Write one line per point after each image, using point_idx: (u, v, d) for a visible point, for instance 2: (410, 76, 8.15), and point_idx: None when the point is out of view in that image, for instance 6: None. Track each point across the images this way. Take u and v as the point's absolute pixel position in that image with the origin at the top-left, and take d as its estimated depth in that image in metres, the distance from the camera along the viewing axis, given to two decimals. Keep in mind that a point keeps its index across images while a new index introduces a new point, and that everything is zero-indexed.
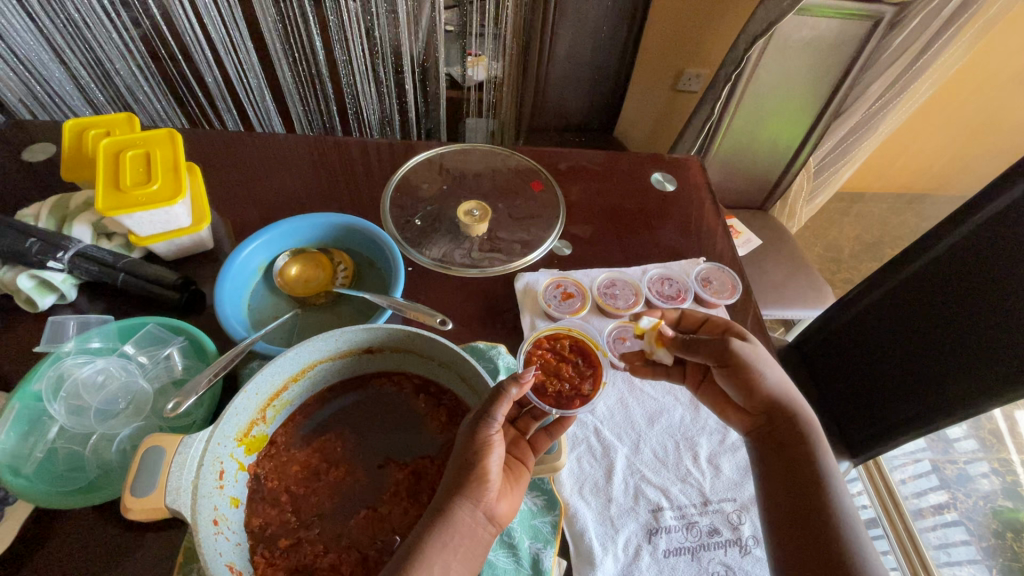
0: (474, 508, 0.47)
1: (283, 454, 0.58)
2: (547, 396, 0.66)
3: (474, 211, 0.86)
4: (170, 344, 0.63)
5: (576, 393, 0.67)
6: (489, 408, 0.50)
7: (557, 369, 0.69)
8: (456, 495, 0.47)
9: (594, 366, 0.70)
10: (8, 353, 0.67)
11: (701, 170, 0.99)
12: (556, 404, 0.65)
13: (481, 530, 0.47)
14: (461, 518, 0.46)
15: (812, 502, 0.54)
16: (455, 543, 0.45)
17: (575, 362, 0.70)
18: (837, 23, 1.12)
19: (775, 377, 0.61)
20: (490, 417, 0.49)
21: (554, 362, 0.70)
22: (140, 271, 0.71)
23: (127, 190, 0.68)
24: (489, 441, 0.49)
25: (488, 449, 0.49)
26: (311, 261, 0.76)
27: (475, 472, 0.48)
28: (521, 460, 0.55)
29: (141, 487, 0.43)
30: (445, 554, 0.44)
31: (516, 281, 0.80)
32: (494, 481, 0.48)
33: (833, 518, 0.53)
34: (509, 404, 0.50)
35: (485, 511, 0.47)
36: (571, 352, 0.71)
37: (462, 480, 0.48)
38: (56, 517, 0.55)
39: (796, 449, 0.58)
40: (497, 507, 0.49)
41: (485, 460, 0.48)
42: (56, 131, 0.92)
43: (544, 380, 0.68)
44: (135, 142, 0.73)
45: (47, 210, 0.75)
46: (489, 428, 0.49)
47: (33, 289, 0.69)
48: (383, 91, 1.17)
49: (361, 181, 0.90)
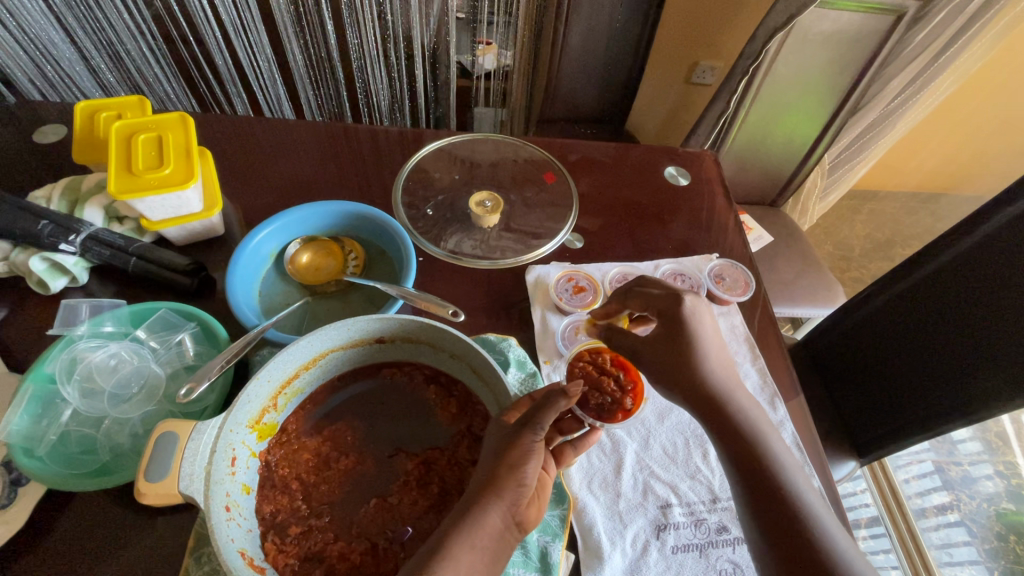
0: (504, 510, 0.46)
1: (294, 442, 0.58)
2: (589, 409, 0.65)
3: (486, 201, 0.84)
4: (182, 329, 0.62)
5: (617, 406, 0.66)
6: (533, 417, 0.49)
7: (599, 382, 0.67)
8: (487, 494, 0.46)
9: (635, 382, 0.68)
10: (22, 335, 0.68)
11: (714, 164, 0.98)
12: (598, 418, 0.65)
13: (507, 535, 0.45)
14: (490, 520, 0.45)
15: (783, 505, 0.50)
16: (481, 544, 0.44)
17: (616, 375, 0.69)
18: (857, 16, 1.10)
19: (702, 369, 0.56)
20: (535, 425, 0.48)
21: (596, 375, 0.68)
22: (151, 256, 0.71)
23: (140, 174, 0.68)
24: (533, 448, 0.48)
25: (526, 457, 0.47)
26: (322, 249, 0.76)
27: (513, 475, 0.47)
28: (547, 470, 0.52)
29: (156, 472, 0.44)
30: (470, 554, 0.43)
31: (527, 273, 0.79)
32: (528, 487, 0.47)
33: (809, 527, 0.49)
34: (557, 415, 0.49)
35: (513, 515, 0.46)
36: (612, 366, 0.70)
37: (495, 479, 0.47)
38: (69, 498, 0.56)
39: (755, 446, 0.52)
40: (525, 513, 0.47)
41: (520, 466, 0.47)
42: (67, 113, 0.92)
43: (586, 392, 0.66)
44: (148, 125, 0.73)
45: (60, 192, 0.76)
46: (533, 435, 0.48)
47: (45, 271, 0.69)
48: (393, 76, 1.17)
49: (372, 168, 0.89)
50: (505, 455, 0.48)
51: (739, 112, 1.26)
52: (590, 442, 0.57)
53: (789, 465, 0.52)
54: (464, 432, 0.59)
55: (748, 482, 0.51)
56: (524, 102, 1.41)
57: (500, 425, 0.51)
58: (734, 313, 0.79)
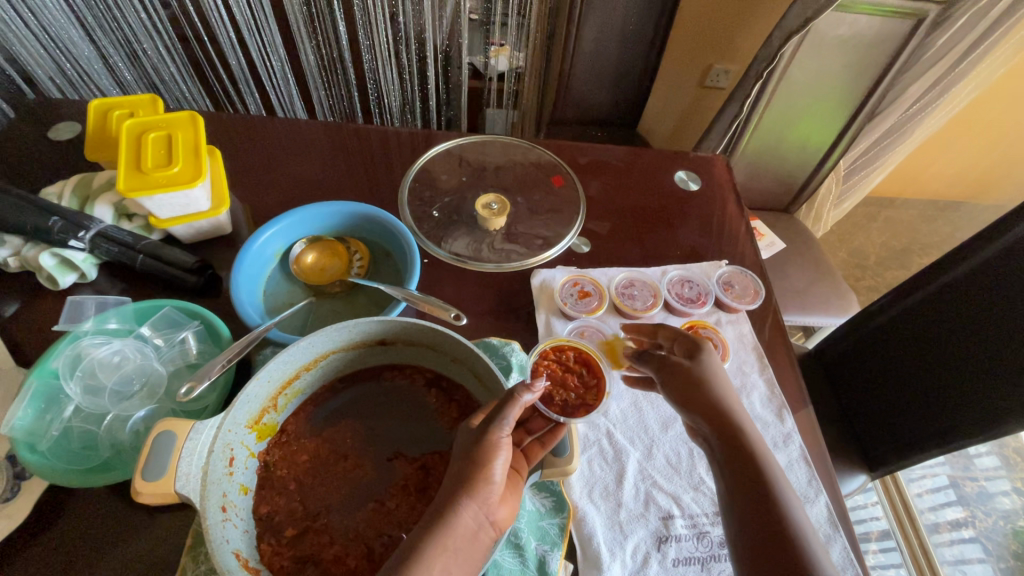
0: (477, 509, 0.45)
1: (294, 443, 0.58)
2: (552, 404, 0.63)
3: (493, 204, 0.84)
4: (186, 327, 0.62)
5: (581, 402, 0.64)
6: (499, 412, 0.48)
7: (563, 379, 0.66)
8: (459, 494, 0.45)
9: (600, 378, 0.67)
10: (31, 329, 0.69)
11: (726, 170, 0.96)
12: (563, 413, 0.62)
13: (481, 535, 0.44)
14: (463, 520, 0.44)
15: (778, 531, 0.47)
16: (453, 546, 0.43)
17: (580, 372, 0.68)
18: (876, 20, 1.08)
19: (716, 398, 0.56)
20: (500, 420, 0.48)
21: (559, 372, 0.67)
22: (158, 253, 0.72)
23: (149, 172, 0.69)
24: (500, 444, 0.48)
25: (493, 453, 0.47)
26: (327, 249, 0.76)
27: (480, 472, 0.46)
28: (518, 471, 0.51)
29: (152, 470, 0.44)
30: (444, 557, 0.42)
31: (533, 277, 0.78)
32: (496, 485, 0.46)
33: (807, 561, 0.45)
34: (521, 409, 0.48)
35: (486, 514, 0.45)
36: (576, 362, 0.69)
37: (465, 478, 0.46)
38: (71, 493, 0.56)
39: (757, 470, 0.51)
40: (498, 511, 0.46)
41: (489, 464, 0.46)
42: (84, 111, 0.93)
43: (550, 390, 0.64)
44: (158, 123, 0.74)
45: (71, 188, 0.76)
46: (499, 431, 0.48)
47: (55, 267, 0.70)
48: (405, 76, 1.17)
49: (380, 169, 0.89)
50: (472, 452, 0.47)
51: (753, 117, 1.24)
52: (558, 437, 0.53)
53: (793, 499, 0.50)
54: None
55: (742, 508, 0.50)
56: (535, 104, 1.40)
57: (467, 428, 0.51)
58: (742, 321, 0.77)
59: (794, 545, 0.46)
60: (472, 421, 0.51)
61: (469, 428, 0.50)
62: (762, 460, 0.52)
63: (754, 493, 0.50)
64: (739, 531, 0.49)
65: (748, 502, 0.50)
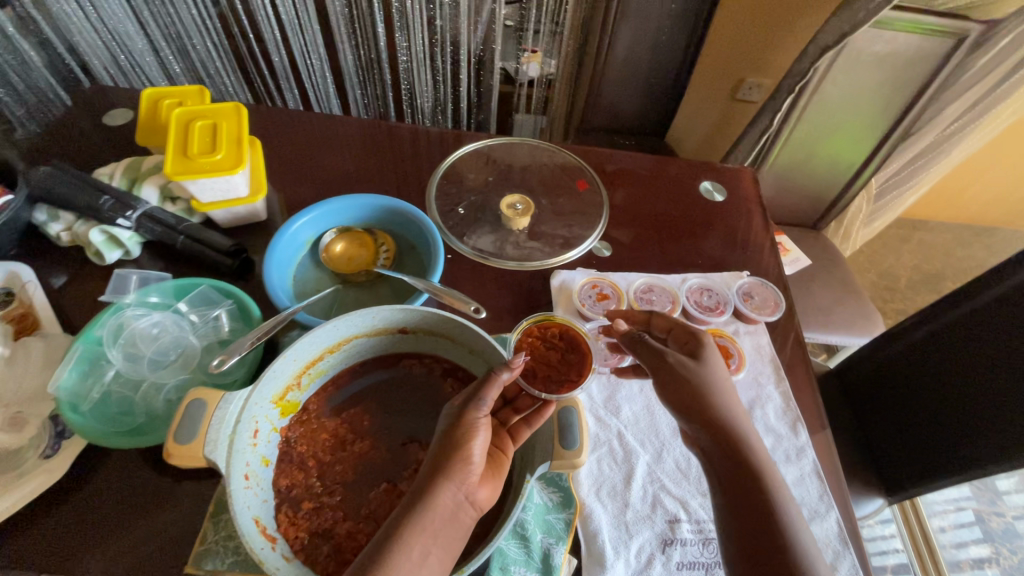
0: (456, 488, 0.47)
1: (314, 422, 0.60)
2: (536, 380, 0.66)
3: (517, 205, 0.86)
4: (220, 305, 0.65)
5: (564, 378, 0.67)
6: (478, 393, 0.51)
7: (545, 356, 0.69)
8: (438, 476, 0.47)
9: (583, 355, 0.69)
10: (78, 301, 0.73)
11: (752, 183, 0.96)
12: (546, 389, 0.65)
13: (460, 514, 0.46)
14: (442, 500, 0.46)
15: (771, 531, 0.50)
16: (432, 527, 0.44)
17: (562, 349, 0.70)
18: (915, 38, 1.06)
19: (717, 398, 0.57)
20: (479, 399, 0.51)
21: (542, 349, 0.70)
22: (198, 235, 0.76)
23: (194, 157, 0.73)
24: (478, 423, 0.50)
25: (472, 433, 0.49)
26: (356, 240, 0.79)
27: (458, 452, 0.48)
28: (502, 449, 0.53)
29: (184, 435, 0.47)
30: (423, 536, 0.44)
31: (553, 277, 0.80)
32: (476, 464, 0.48)
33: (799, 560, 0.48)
34: (499, 388, 0.52)
35: (466, 492, 0.47)
36: (559, 339, 0.71)
37: (443, 461, 0.48)
38: (106, 455, 0.60)
39: (754, 471, 0.53)
40: (476, 491, 0.48)
41: (468, 443, 0.49)
42: (136, 99, 0.99)
43: (533, 366, 0.67)
44: (205, 112, 0.78)
45: (122, 170, 0.81)
46: (477, 411, 0.51)
47: (103, 243, 0.74)
48: (438, 78, 1.21)
49: (410, 166, 0.91)
50: (453, 432, 0.50)
51: (782, 132, 1.23)
52: (543, 416, 0.53)
53: (788, 500, 0.52)
54: None
55: (739, 509, 0.52)
56: (564, 110, 1.42)
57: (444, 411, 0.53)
58: (760, 333, 0.77)
59: (786, 545, 0.49)
60: (451, 404, 0.54)
61: (450, 409, 0.52)
62: (762, 463, 0.54)
63: (750, 501, 0.52)
64: (735, 537, 0.51)
65: (744, 504, 0.52)
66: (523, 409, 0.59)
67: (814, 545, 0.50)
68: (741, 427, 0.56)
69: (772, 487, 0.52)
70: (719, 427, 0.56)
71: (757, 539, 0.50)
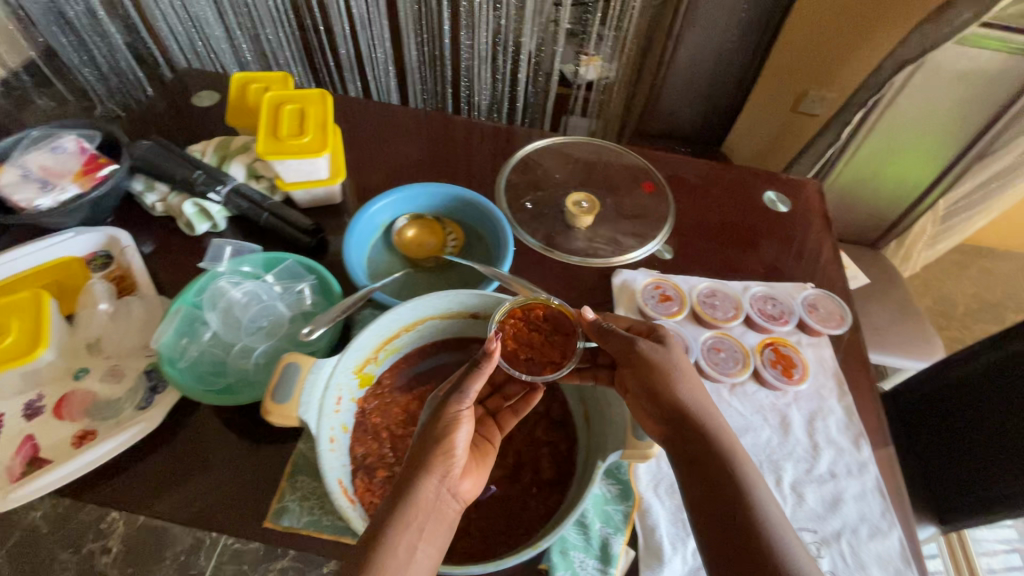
0: (439, 481, 0.49)
1: (387, 395, 0.63)
2: (518, 363, 0.61)
3: (582, 202, 0.87)
4: (304, 280, 0.68)
5: (548, 360, 0.62)
6: (461, 385, 0.54)
7: (528, 339, 0.63)
8: (420, 470, 0.49)
9: (566, 337, 0.64)
10: (168, 268, 0.78)
11: (818, 195, 0.95)
12: (529, 370, 0.61)
13: (444, 506, 0.49)
14: (424, 493, 0.48)
15: (742, 519, 0.47)
16: (418, 522, 0.46)
17: (545, 329, 0.64)
18: (998, 56, 1.03)
19: (682, 385, 0.55)
20: (463, 391, 0.53)
21: (524, 331, 0.63)
22: (281, 213, 0.81)
23: (284, 139, 0.77)
24: (460, 416, 0.52)
25: (453, 426, 0.52)
26: (427, 227, 0.81)
27: (441, 446, 0.50)
28: (488, 440, 0.58)
29: (281, 395, 0.51)
30: (410, 532, 0.45)
31: (614, 276, 0.81)
32: (457, 456, 0.51)
33: (773, 548, 0.45)
34: (483, 378, 0.54)
35: (449, 486, 0.50)
36: (540, 318, 0.65)
37: (426, 455, 0.50)
38: (194, 409, 0.64)
39: (722, 458, 0.51)
40: (460, 484, 0.51)
41: (450, 437, 0.51)
42: (223, 82, 1.04)
43: (514, 348, 0.62)
44: (294, 97, 0.83)
45: (213, 148, 0.86)
46: (459, 403, 0.53)
47: (195, 215, 0.79)
48: (498, 77, 1.25)
49: (478, 159, 0.94)
50: (436, 426, 0.52)
51: (847, 146, 1.21)
52: (532, 403, 0.60)
53: (760, 487, 0.49)
54: (541, 415, 0.63)
55: (710, 499, 0.49)
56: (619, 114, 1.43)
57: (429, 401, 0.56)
58: (823, 346, 0.76)
59: (758, 533, 0.46)
60: (436, 395, 0.56)
61: (436, 401, 0.55)
62: (731, 450, 0.51)
63: (726, 494, 0.49)
64: (711, 533, 0.48)
65: (714, 493, 0.49)
66: (510, 399, 0.62)
67: (790, 532, 0.47)
68: (707, 415, 0.54)
69: (743, 474, 0.50)
70: (685, 415, 0.53)
71: (728, 529, 0.47)
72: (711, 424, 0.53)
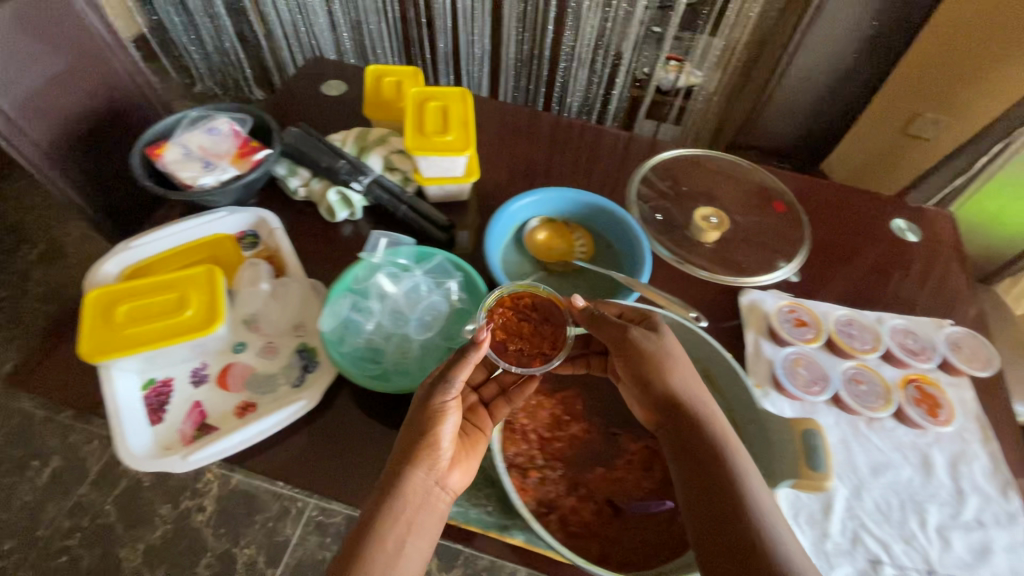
0: (425, 473, 0.51)
1: (533, 398, 0.64)
2: (507, 354, 0.61)
3: (711, 218, 0.85)
4: (451, 277, 0.70)
5: (537, 351, 0.61)
6: (449, 374, 0.54)
7: (515, 329, 0.63)
8: (407, 463, 0.51)
9: (557, 329, 0.63)
10: (309, 253, 0.81)
11: (953, 227, 0.91)
12: (517, 362, 0.60)
13: (430, 496, 0.51)
14: (410, 485, 0.50)
15: (726, 503, 0.47)
16: (406, 518, 0.49)
17: (535, 319, 0.64)
18: None
19: (671, 371, 0.55)
20: (448, 381, 0.54)
21: (515, 321, 0.64)
22: (418, 207, 0.83)
23: (429, 135, 0.79)
24: (444, 408, 0.54)
25: (439, 419, 0.53)
26: (556, 231, 0.82)
27: (424, 439, 0.52)
28: (480, 429, 0.58)
29: (458, 391, 0.55)
30: (398, 525, 0.48)
31: (742, 295, 0.79)
32: (443, 450, 0.53)
33: (757, 533, 0.45)
34: (469, 364, 0.54)
35: (435, 477, 0.52)
36: (533, 309, 0.65)
37: (413, 449, 0.52)
38: (341, 393, 0.67)
39: (710, 445, 0.50)
40: (446, 477, 0.53)
41: (435, 431, 0.52)
42: (349, 73, 1.07)
43: (504, 338, 0.62)
44: (436, 94, 0.85)
45: (352, 138, 0.89)
46: (444, 395, 0.54)
47: (337, 202, 0.82)
48: (592, 78, 1.38)
49: (600, 165, 0.93)
50: (422, 417, 0.53)
51: None
52: (528, 391, 0.62)
53: (749, 473, 0.49)
54: None
55: (696, 485, 0.49)
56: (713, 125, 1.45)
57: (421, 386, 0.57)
58: (964, 386, 0.74)
59: (746, 519, 0.45)
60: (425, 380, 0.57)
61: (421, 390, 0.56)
62: (722, 437, 0.51)
63: (720, 483, 0.48)
64: (701, 520, 0.47)
65: (700, 478, 0.49)
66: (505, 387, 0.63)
67: (781, 520, 0.46)
68: (697, 403, 0.54)
69: (728, 459, 0.49)
70: (675, 402, 0.54)
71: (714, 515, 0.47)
72: (704, 412, 0.53)
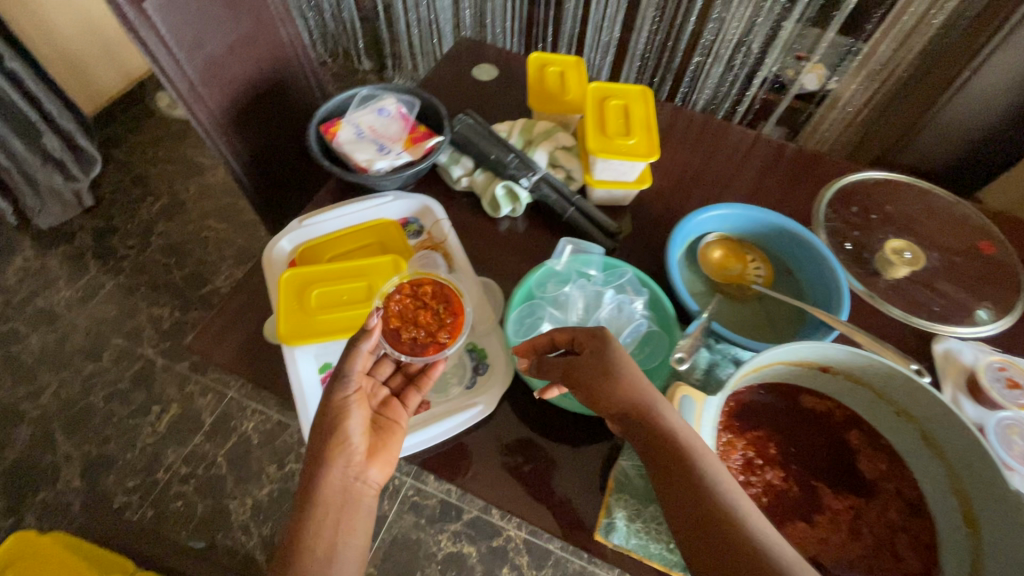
0: (342, 469, 0.56)
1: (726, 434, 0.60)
2: (401, 344, 0.65)
3: (905, 252, 0.78)
4: (636, 294, 0.68)
5: (430, 341, 0.65)
6: (344, 369, 0.59)
7: (415, 318, 0.67)
8: (321, 466, 0.55)
9: (454, 318, 0.66)
10: (469, 246, 0.79)
11: None
12: (412, 352, 0.65)
13: (348, 488, 0.56)
14: (328, 481, 0.55)
15: (708, 529, 0.44)
16: (332, 521, 0.54)
17: (437, 309, 0.67)
18: None
19: (627, 391, 0.52)
20: (346, 375, 0.58)
21: (412, 308, 0.67)
22: (585, 210, 0.79)
23: (613, 137, 0.75)
24: (346, 402, 0.58)
25: (343, 418, 0.57)
26: (733, 251, 0.77)
27: (334, 439, 0.56)
28: (394, 420, 0.62)
29: (685, 428, 0.50)
30: (319, 526, 0.54)
31: (936, 342, 0.71)
32: (355, 445, 0.57)
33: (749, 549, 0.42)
34: (357, 357, 0.59)
35: (353, 471, 0.57)
36: (432, 297, 0.68)
37: (322, 451, 0.56)
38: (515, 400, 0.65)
39: (679, 466, 0.47)
40: (366, 471, 0.58)
41: (341, 429, 0.57)
42: (500, 56, 1.03)
43: (399, 326, 0.66)
44: (616, 93, 0.81)
45: (518, 130, 0.86)
46: (342, 391, 0.58)
47: (502, 197, 0.79)
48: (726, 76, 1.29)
49: (771, 183, 0.87)
50: (330, 418, 0.58)
51: None
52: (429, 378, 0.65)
53: (725, 484, 0.46)
54: (892, 494, 0.59)
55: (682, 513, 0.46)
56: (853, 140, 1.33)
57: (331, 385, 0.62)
58: None
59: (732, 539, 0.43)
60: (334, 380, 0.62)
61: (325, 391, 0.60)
62: (688, 458, 0.48)
63: (700, 506, 0.46)
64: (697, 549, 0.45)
65: (683, 508, 0.46)
66: (412, 375, 0.68)
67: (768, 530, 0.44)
68: (657, 418, 0.50)
69: (701, 480, 0.46)
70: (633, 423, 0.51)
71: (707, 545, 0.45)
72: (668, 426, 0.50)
